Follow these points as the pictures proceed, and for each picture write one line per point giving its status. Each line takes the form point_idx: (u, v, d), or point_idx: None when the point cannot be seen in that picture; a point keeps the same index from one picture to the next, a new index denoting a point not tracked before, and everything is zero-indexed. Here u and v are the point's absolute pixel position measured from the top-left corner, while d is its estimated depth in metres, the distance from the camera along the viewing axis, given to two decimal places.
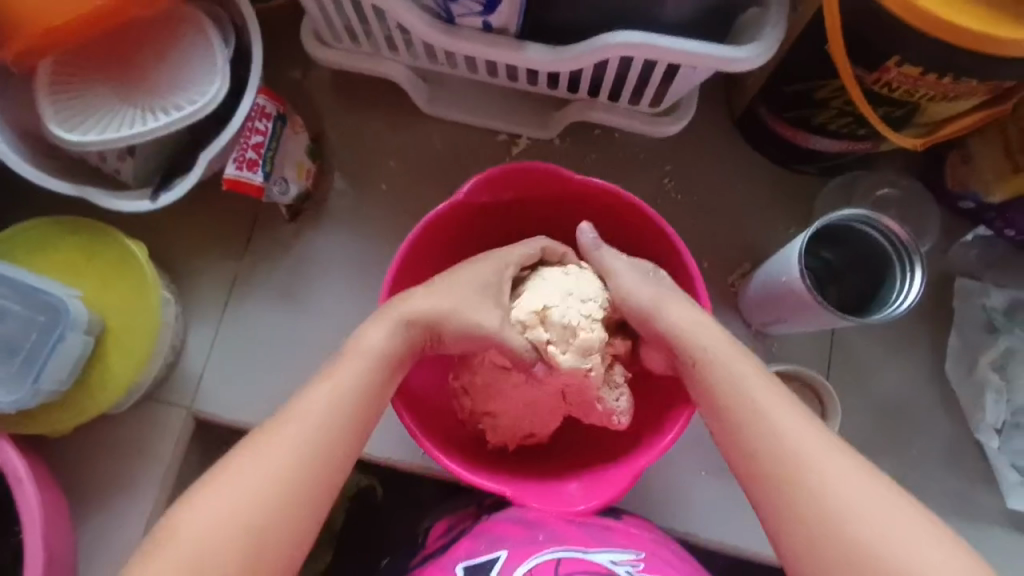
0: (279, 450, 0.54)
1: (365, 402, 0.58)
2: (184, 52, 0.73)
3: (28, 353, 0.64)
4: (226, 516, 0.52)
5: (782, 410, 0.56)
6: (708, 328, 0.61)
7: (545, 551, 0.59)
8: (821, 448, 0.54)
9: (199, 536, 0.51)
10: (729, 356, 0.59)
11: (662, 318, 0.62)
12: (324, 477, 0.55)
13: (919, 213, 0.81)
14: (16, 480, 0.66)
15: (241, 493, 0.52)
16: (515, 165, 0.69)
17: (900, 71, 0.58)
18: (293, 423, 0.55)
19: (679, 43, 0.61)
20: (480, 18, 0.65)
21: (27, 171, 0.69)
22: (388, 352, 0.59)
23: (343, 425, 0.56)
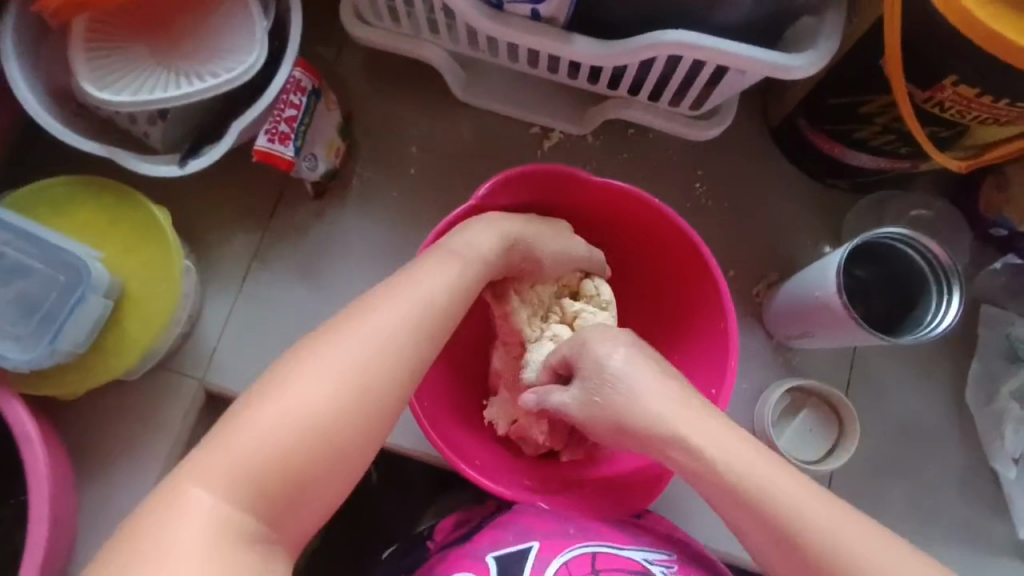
0: (359, 343, 0.52)
1: (446, 310, 0.56)
2: (223, 20, 0.72)
3: (47, 312, 0.63)
4: (307, 403, 0.49)
5: (862, 544, 0.51)
6: (720, 434, 0.56)
7: (577, 547, 0.61)
8: (810, 504, 0.53)
9: (276, 431, 0.48)
10: (779, 483, 0.54)
11: (625, 421, 0.59)
12: (405, 377, 0.53)
13: (950, 237, 0.80)
14: (26, 441, 0.65)
15: (322, 383, 0.50)
16: (543, 167, 0.69)
17: (954, 91, 0.57)
18: (373, 319, 0.53)
19: (732, 46, 0.60)
20: (529, 6, 0.64)
21: (55, 128, 0.67)
22: (491, 259, 0.61)
23: (425, 329, 0.55)
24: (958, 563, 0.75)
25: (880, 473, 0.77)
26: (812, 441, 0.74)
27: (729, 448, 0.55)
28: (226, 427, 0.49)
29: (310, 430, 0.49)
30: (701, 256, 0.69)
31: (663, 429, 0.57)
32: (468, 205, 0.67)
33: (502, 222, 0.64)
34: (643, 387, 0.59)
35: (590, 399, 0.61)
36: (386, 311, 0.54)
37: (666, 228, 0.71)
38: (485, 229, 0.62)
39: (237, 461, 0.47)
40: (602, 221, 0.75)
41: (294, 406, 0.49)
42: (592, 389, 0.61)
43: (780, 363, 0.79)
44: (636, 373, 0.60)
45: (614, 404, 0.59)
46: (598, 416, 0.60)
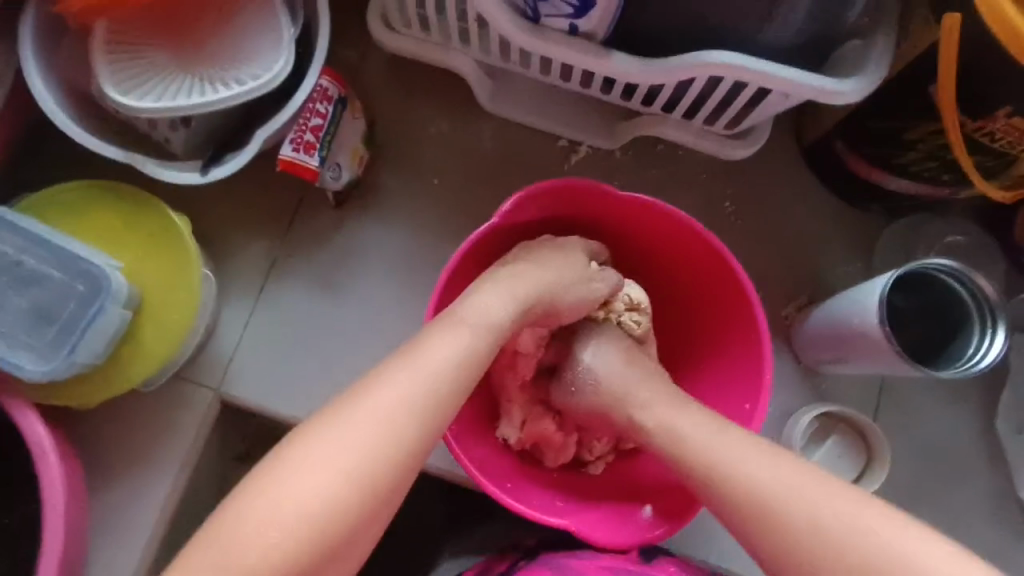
0: (355, 435, 0.51)
1: (443, 400, 0.54)
2: (249, 24, 0.70)
3: (65, 323, 0.61)
4: (300, 499, 0.50)
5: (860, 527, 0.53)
6: (729, 439, 0.58)
7: None
8: (825, 499, 0.54)
9: (282, 520, 0.49)
10: (776, 474, 0.56)
11: (607, 406, 0.64)
12: (395, 473, 0.52)
13: (984, 263, 0.79)
14: (41, 453, 0.63)
15: (316, 478, 0.50)
16: (574, 180, 0.67)
17: (1008, 122, 0.55)
18: (371, 407, 0.52)
19: (778, 68, 0.58)
20: (568, 20, 0.62)
21: (76, 132, 0.66)
22: (504, 327, 0.59)
23: (425, 416, 0.53)
24: None
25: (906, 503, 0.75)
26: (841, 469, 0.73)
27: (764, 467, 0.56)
28: (231, 512, 0.50)
29: (299, 529, 0.49)
30: (734, 273, 0.68)
31: (627, 412, 0.63)
32: (488, 225, 0.65)
33: (514, 282, 0.61)
34: (624, 378, 0.64)
35: (570, 386, 0.66)
36: (380, 400, 0.53)
37: (695, 243, 0.69)
38: (497, 294, 0.59)
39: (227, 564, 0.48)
40: (630, 236, 0.74)
41: (298, 495, 0.50)
42: (574, 377, 0.66)
43: (807, 388, 0.77)
44: (618, 367, 0.65)
45: (594, 395, 0.65)
46: (579, 402, 0.66)
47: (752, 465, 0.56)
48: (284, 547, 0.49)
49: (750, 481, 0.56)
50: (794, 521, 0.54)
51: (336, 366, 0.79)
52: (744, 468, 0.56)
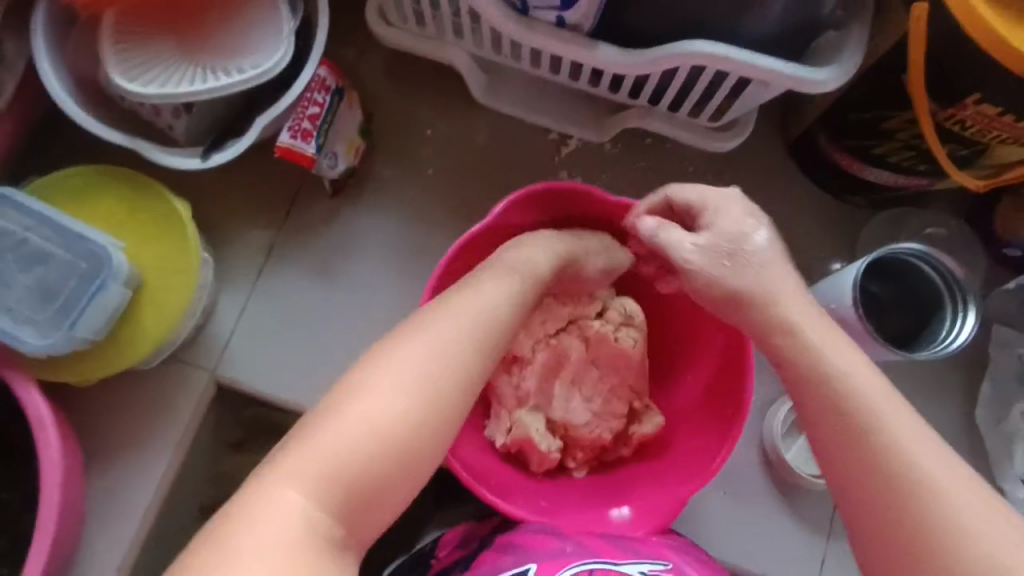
0: (391, 390, 0.48)
1: (476, 352, 0.52)
2: (252, 16, 0.72)
3: (65, 300, 0.63)
4: (338, 458, 0.46)
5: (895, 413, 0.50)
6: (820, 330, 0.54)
7: (572, 565, 0.58)
8: (860, 375, 0.52)
9: (342, 444, 0.46)
10: (843, 361, 0.53)
11: (747, 292, 0.56)
12: (431, 426, 0.49)
13: (964, 257, 0.81)
14: (38, 425, 0.64)
15: (381, 399, 0.48)
16: (560, 184, 0.70)
17: (977, 109, 0.57)
18: (405, 363, 0.50)
19: (758, 57, 0.60)
20: (556, 12, 0.65)
21: (80, 116, 0.68)
22: (545, 275, 0.60)
23: (483, 347, 0.53)
24: None
25: None
26: None
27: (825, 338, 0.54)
28: (286, 446, 0.47)
29: (334, 494, 0.45)
30: None
31: (772, 311, 0.55)
32: (480, 225, 0.67)
33: (561, 242, 0.64)
34: (770, 261, 0.57)
35: (717, 257, 0.57)
36: (410, 356, 0.50)
37: None
38: (527, 252, 0.60)
39: (256, 537, 0.42)
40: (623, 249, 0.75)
41: (356, 420, 0.47)
42: (722, 251, 0.57)
43: None
44: (769, 250, 0.57)
45: (743, 273, 0.56)
46: (723, 281, 0.57)
47: (816, 332, 0.54)
48: (340, 472, 0.46)
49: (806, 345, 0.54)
50: (845, 396, 0.51)
51: (331, 350, 0.80)
52: (810, 340, 0.54)
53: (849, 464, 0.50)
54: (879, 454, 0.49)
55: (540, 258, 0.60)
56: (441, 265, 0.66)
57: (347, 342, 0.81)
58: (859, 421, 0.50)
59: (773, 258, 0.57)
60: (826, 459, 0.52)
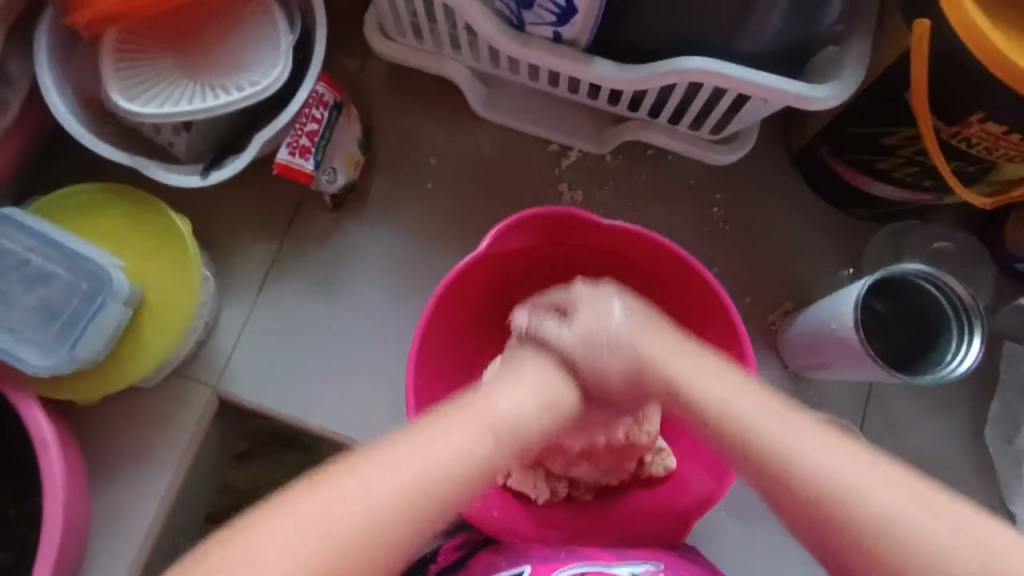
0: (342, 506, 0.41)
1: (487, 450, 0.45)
2: (250, 33, 0.73)
3: (68, 317, 0.64)
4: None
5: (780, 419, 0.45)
6: (697, 364, 0.50)
7: (567, 567, 0.57)
8: (736, 396, 0.47)
9: (308, 538, 0.40)
10: (719, 388, 0.48)
11: (600, 341, 0.52)
12: (380, 557, 0.41)
13: (974, 270, 0.79)
14: (43, 444, 0.66)
15: (371, 490, 0.41)
16: (552, 208, 0.69)
17: (982, 127, 0.56)
18: (372, 479, 0.42)
19: (756, 74, 0.59)
20: (551, 28, 0.64)
21: (83, 136, 0.69)
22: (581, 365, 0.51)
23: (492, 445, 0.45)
24: None
25: None
26: None
27: (706, 371, 0.49)
28: (250, 523, 0.40)
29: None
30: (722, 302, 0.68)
31: (630, 350, 0.51)
32: (469, 257, 0.66)
33: (598, 298, 0.54)
34: (629, 317, 0.53)
35: (588, 335, 0.52)
36: (376, 473, 0.42)
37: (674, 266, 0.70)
38: (510, 383, 0.49)
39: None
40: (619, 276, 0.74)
41: (337, 508, 0.41)
42: (593, 325, 0.53)
43: (793, 393, 0.78)
44: (634, 330, 0.52)
45: (613, 357, 0.51)
46: (596, 367, 0.51)
47: (734, 395, 0.47)
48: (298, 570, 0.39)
49: (684, 382, 0.49)
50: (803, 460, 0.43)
51: (330, 364, 0.81)
52: (699, 387, 0.48)
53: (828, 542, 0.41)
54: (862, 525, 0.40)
55: (562, 381, 0.50)
56: (427, 310, 0.66)
57: (347, 357, 0.81)
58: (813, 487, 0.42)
59: (634, 327, 0.52)
60: (816, 541, 0.42)
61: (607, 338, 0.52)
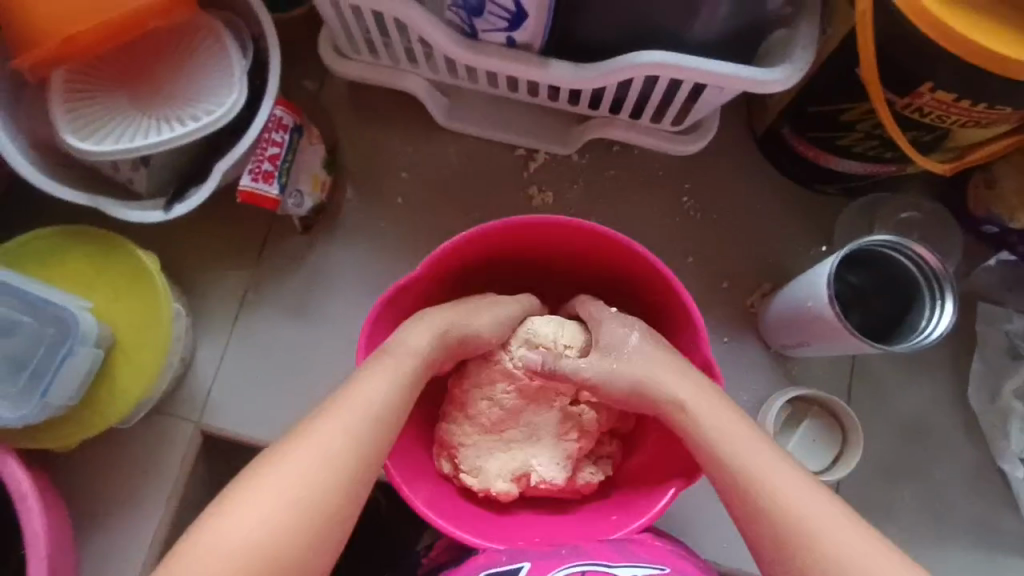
0: (329, 436, 0.54)
1: (353, 468, 0.54)
2: (203, 62, 0.72)
3: (37, 364, 0.63)
4: (296, 474, 0.52)
5: (712, 410, 0.59)
6: (693, 383, 0.61)
7: (568, 566, 0.63)
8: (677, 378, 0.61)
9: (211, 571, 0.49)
10: (654, 365, 0.62)
11: (640, 384, 0.62)
12: (371, 465, 0.55)
13: (942, 237, 0.80)
14: (22, 499, 0.64)
15: (253, 523, 0.50)
16: (520, 219, 0.67)
17: (933, 96, 0.57)
18: (360, 393, 0.56)
19: (709, 63, 0.60)
20: (504, 33, 0.64)
21: (38, 180, 0.68)
22: (431, 358, 0.61)
23: (352, 468, 0.54)
24: (970, 567, 0.75)
25: (886, 477, 0.77)
26: (819, 450, 0.75)
27: (678, 372, 0.61)
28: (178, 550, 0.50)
29: (278, 517, 0.51)
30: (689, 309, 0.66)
31: (658, 391, 0.61)
32: (417, 270, 0.64)
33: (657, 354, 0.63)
34: (649, 360, 0.62)
35: (606, 364, 0.63)
36: (366, 389, 0.57)
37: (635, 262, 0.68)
38: (416, 327, 0.61)
39: (211, 549, 0.49)
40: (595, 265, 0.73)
41: (227, 548, 0.50)
42: (609, 355, 0.64)
43: (778, 373, 0.79)
44: (646, 349, 0.63)
45: (627, 369, 0.62)
46: (614, 380, 0.63)
47: (744, 442, 0.57)
48: None
49: (652, 377, 0.61)
50: (771, 486, 0.55)
51: (314, 389, 0.80)
52: (627, 360, 0.63)
53: (773, 552, 0.53)
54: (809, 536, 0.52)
55: (431, 342, 0.61)
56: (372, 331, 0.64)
57: (330, 381, 0.80)
58: (777, 505, 0.54)
59: (654, 353, 0.63)
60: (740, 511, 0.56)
61: (612, 357, 0.63)
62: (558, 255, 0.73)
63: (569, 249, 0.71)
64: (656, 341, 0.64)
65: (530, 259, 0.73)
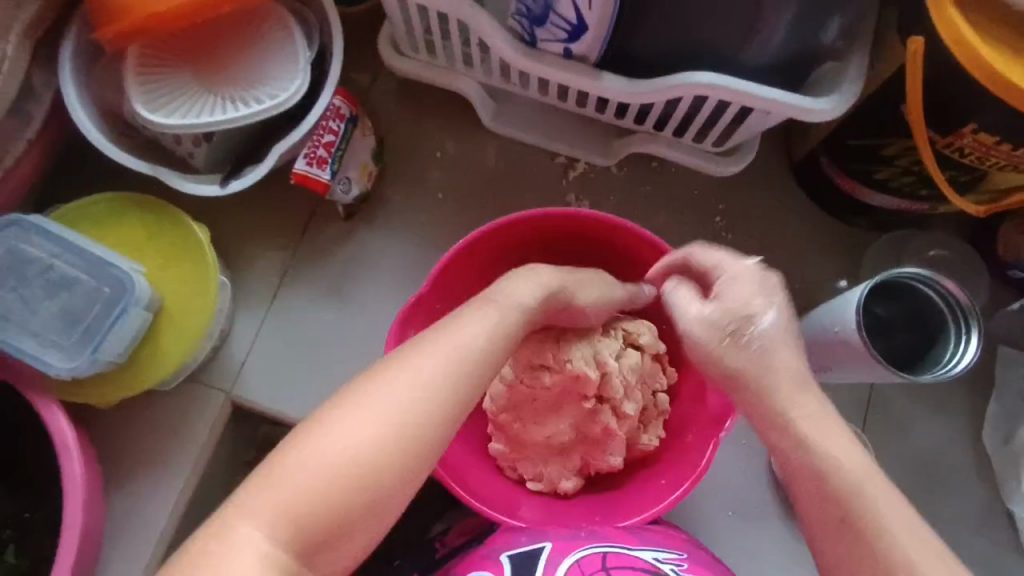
0: (431, 367, 0.49)
1: (453, 403, 0.49)
2: (270, 48, 0.75)
3: (91, 321, 0.66)
4: (382, 412, 0.46)
5: (823, 430, 0.51)
6: (807, 400, 0.52)
7: (586, 547, 0.57)
8: (796, 385, 0.52)
9: (303, 495, 0.44)
10: (772, 360, 0.53)
11: (754, 379, 0.53)
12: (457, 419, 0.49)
13: (969, 278, 0.82)
14: (65, 449, 0.66)
15: (350, 446, 0.45)
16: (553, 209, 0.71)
17: (975, 137, 0.59)
18: (461, 335, 0.51)
19: (760, 87, 0.62)
20: (563, 44, 0.67)
21: (106, 146, 0.71)
22: (531, 311, 0.55)
23: (452, 403, 0.49)
24: None
25: None
26: None
27: (795, 385, 0.52)
28: (271, 464, 0.45)
29: (361, 459, 0.45)
30: None
31: (771, 400, 0.52)
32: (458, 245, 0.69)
33: (778, 343, 0.53)
34: (779, 351, 0.53)
35: (714, 344, 0.54)
36: (458, 335, 0.51)
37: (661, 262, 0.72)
38: (527, 279, 0.56)
39: (306, 475, 0.44)
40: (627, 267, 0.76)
41: (315, 469, 0.44)
42: (727, 333, 0.54)
43: None
44: (778, 337, 0.54)
45: (750, 364, 0.53)
46: (725, 365, 0.54)
47: (833, 435, 0.50)
48: (294, 505, 0.43)
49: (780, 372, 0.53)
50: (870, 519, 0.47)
51: (343, 371, 0.82)
52: (748, 351, 0.53)
53: (821, 516, 0.49)
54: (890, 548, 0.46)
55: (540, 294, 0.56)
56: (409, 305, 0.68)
57: (359, 365, 0.82)
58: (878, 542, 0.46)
59: (780, 334, 0.54)
60: (825, 541, 0.49)
61: (734, 340, 0.54)
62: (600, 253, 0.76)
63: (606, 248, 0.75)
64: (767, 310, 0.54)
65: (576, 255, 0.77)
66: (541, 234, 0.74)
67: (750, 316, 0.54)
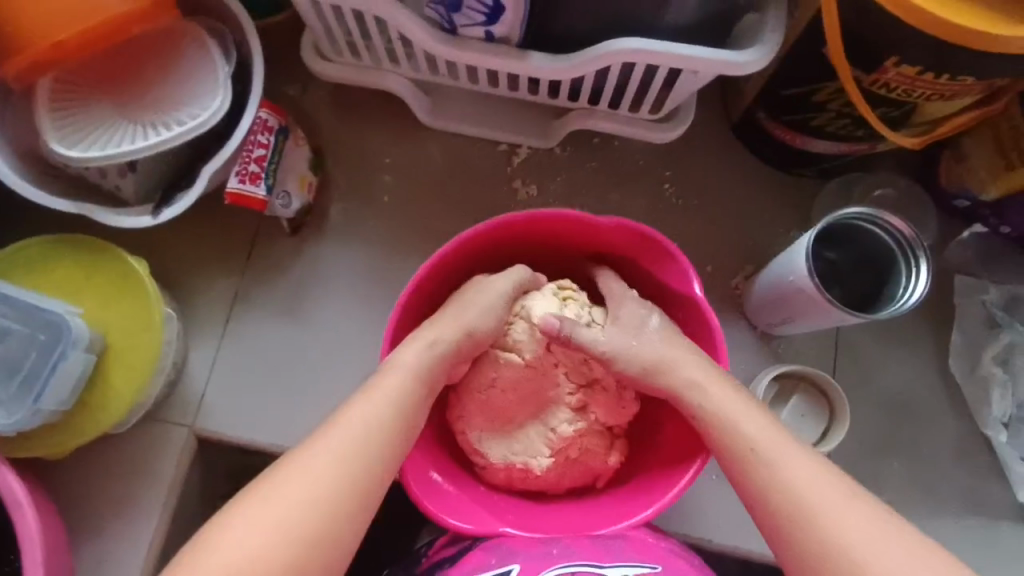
0: (316, 468, 0.57)
1: (336, 489, 0.56)
2: (187, 67, 0.72)
3: (28, 372, 0.64)
4: (301, 485, 0.56)
5: (733, 408, 0.61)
6: (671, 343, 0.65)
7: (554, 568, 0.65)
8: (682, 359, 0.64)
9: None
10: (480, 313, 0.66)
11: (452, 345, 0.64)
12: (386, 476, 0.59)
13: (917, 214, 0.83)
14: (16, 504, 0.64)
15: (246, 540, 0.53)
16: (487, 223, 0.70)
17: (898, 71, 0.59)
18: (347, 430, 0.58)
19: (678, 45, 0.62)
20: (483, 27, 0.65)
21: (23, 187, 0.68)
22: (421, 372, 0.62)
23: (337, 493, 0.56)
24: (964, 535, 0.77)
25: (876, 448, 0.78)
26: (805, 426, 0.76)
27: (679, 363, 0.64)
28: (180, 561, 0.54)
29: (298, 532, 0.54)
30: (682, 272, 0.69)
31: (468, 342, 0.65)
32: (404, 293, 0.67)
33: (495, 283, 0.67)
34: (493, 292, 0.67)
35: (449, 330, 0.64)
36: (374, 405, 0.60)
37: (618, 240, 0.72)
38: (446, 320, 0.65)
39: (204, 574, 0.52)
40: (587, 255, 0.76)
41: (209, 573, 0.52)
42: (451, 319, 0.65)
43: (765, 352, 0.80)
44: (492, 287, 0.67)
45: (443, 340, 0.64)
46: (435, 351, 0.63)
47: (798, 463, 0.58)
48: None
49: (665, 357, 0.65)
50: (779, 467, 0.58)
51: (306, 388, 0.80)
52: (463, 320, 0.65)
53: (742, 473, 0.59)
54: (803, 509, 0.56)
55: (399, 371, 0.62)
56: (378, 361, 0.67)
57: (322, 380, 0.80)
58: (792, 488, 0.57)
59: (477, 296, 0.66)
60: (751, 494, 0.58)
61: (464, 328, 0.65)
62: (559, 252, 0.76)
63: (563, 245, 0.75)
64: (512, 273, 0.68)
65: (534, 260, 0.77)
66: (477, 256, 0.74)
67: (467, 296, 0.67)
